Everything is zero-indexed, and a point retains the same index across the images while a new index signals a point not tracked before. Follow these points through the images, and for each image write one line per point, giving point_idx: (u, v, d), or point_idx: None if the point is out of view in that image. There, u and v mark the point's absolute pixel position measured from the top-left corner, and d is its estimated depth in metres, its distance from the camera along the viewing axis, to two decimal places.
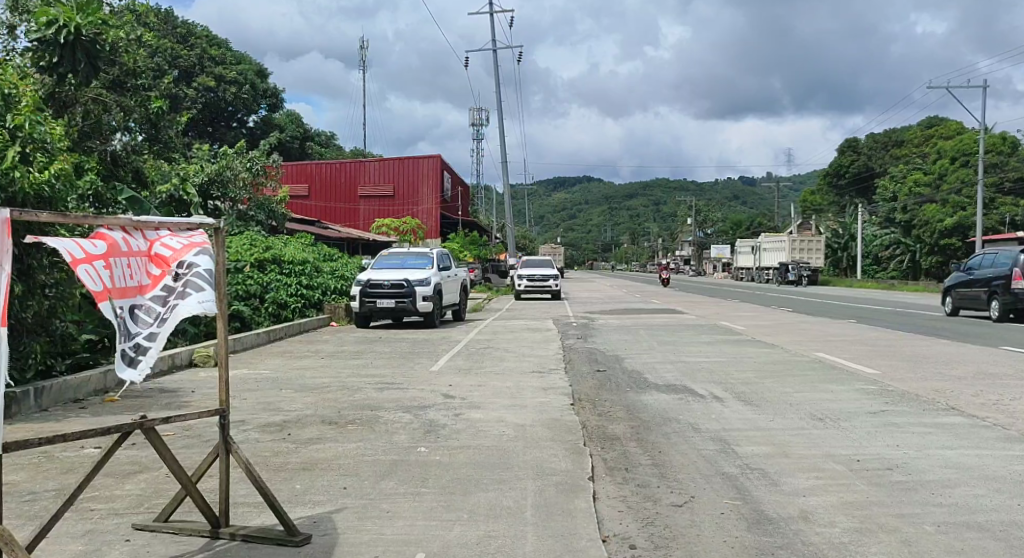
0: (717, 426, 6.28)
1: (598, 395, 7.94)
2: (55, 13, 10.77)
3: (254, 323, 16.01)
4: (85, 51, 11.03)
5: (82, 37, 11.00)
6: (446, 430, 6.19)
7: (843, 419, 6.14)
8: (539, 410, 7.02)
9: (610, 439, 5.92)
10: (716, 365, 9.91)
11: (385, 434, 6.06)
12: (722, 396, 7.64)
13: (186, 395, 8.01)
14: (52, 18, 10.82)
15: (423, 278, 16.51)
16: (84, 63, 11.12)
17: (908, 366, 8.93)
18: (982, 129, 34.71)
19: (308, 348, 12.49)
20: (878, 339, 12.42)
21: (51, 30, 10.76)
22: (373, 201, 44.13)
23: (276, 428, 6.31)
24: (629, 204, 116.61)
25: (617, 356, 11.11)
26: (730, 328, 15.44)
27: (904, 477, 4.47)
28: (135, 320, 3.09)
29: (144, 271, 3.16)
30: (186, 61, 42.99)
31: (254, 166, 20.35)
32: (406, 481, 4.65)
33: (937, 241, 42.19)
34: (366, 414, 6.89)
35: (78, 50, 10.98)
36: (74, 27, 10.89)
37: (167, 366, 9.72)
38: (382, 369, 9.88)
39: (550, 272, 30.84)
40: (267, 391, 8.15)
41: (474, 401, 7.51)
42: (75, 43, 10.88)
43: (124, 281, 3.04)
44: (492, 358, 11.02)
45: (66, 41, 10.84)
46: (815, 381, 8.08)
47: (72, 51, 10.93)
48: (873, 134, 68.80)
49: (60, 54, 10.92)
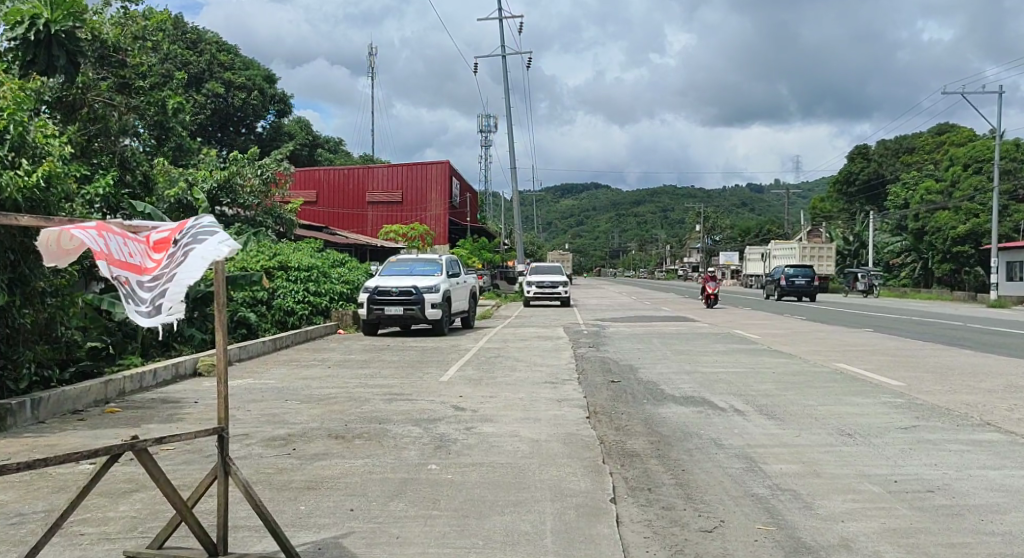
0: (741, 441, 5.97)
1: (614, 407, 7.65)
2: (25, 9, 8.98)
3: (260, 330, 15.86)
4: (62, 48, 9.18)
5: (58, 33, 9.18)
6: (457, 445, 5.91)
7: (874, 435, 5.79)
8: (554, 424, 6.74)
9: (629, 456, 5.64)
10: (734, 376, 9.58)
11: (393, 450, 5.80)
12: (744, 409, 7.33)
13: (189, 406, 7.79)
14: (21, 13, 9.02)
15: (432, 285, 16.24)
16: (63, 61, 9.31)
17: (935, 377, 8.59)
18: (997, 136, 34.28)
19: (315, 356, 12.26)
20: (899, 349, 12.07)
21: (20, 27, 8.97)
22: (381, 207, 44.06)
23: (281, 442, 6.06)
24: (637, 211, 116.32)
25: (631, 366, 10.81)
26: (745, 336, 15.10)
27: (948, 500, 4.10)
28: (145, 288, 3.02)
29: (146, 254, 3.11)
30: (196, 67, 43.06)
31: (263, 172, 20.26)
32: (417, 503, 4.39)
33: (950, 248, 41.75)
34: (374, 428, 6.63)
35: (53, 48, 9.15)
36: (48, 22, 9.10)
37: (171, 375, 9.50)
38: (389, 379, 9.62)
39: (559, 278, 30.56)
40: (272, 402, 7.91)
41: (486, 414, 7.23)
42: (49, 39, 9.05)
43: (124, 254, 3.03)
44: (503, 367, 10.76)
45: (37, 39, 9.04)
46: (838, 394, 7.76)
47: (47, 49, 9.14)
48: (884, 140, 68.29)
49: (33, 52, 9.15)
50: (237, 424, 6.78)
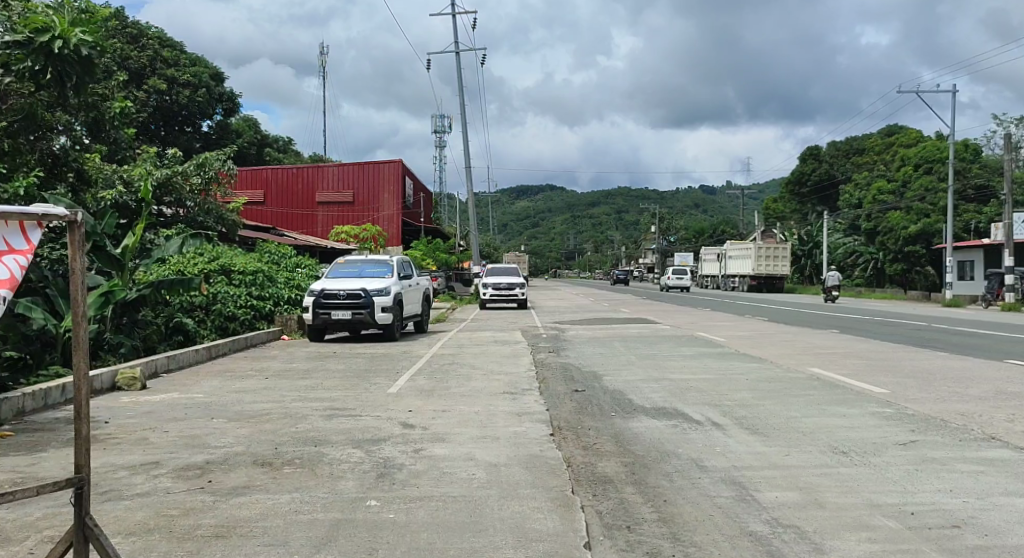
0: (726, 462, 5.39)
1: (580, 422, 6.92)
2: (45, 22, 9.05)
3: (199, 336, 14.69)
4: (75, 69, 9.28)
5: (72, 52, 9.22)
6: (403, 474, 5.08)
7: (872, 454, 5.42)
8: (514, 444, 5.96)
9: (602, 482, 4.92)
10: (706, 382, 9.05)
11: (328, 481, 4.92)
12: (723, 423, 6.75)
13: (97, 426, 6.65)
14: (42, 25, 9.08)
15: (382, 287, 15.31)
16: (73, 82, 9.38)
17: (920, 385, 8.26)
18: (951, 139, 35.32)
19: (254, 365, 11.23)
20: (870, 351, 11.84)
21: (40, 37, 9.05)
22: (332, 207, 42.70)
23: (195, 472, 5.06)
24: (593, 213, 116.90)
25: (595, 373, 10.12)
26: (710, 338, 14.71)
27: (980, 540, 3.57)
28: None
29: None
30: (137, 62, 41.00)
31: (207, 169, 18.53)
32: (351, 555, 3.56)
33: (902, 248, 42.86)
34: (309, 452, 5.73)
35: (66, 66, 9.22)
36: (60, 37, 9.09)
37: (85, 392, 8.20)
38: (333, 392, 8.67)
39: (516, 280, 29.90)
40: (192, 420, 6.89)
41: (439, 432, 6.41)
42: (65, 57, 9.14)
43: None
44: (457, 376, 9.93)
45: (54, 54, 9.08)
46: (824, 405, 7.36)
47: (59, 65, 9.19)
48: (834, 142, 70.06)
49: (40, 63, 9.14)
50: (146, 448, 5.74)
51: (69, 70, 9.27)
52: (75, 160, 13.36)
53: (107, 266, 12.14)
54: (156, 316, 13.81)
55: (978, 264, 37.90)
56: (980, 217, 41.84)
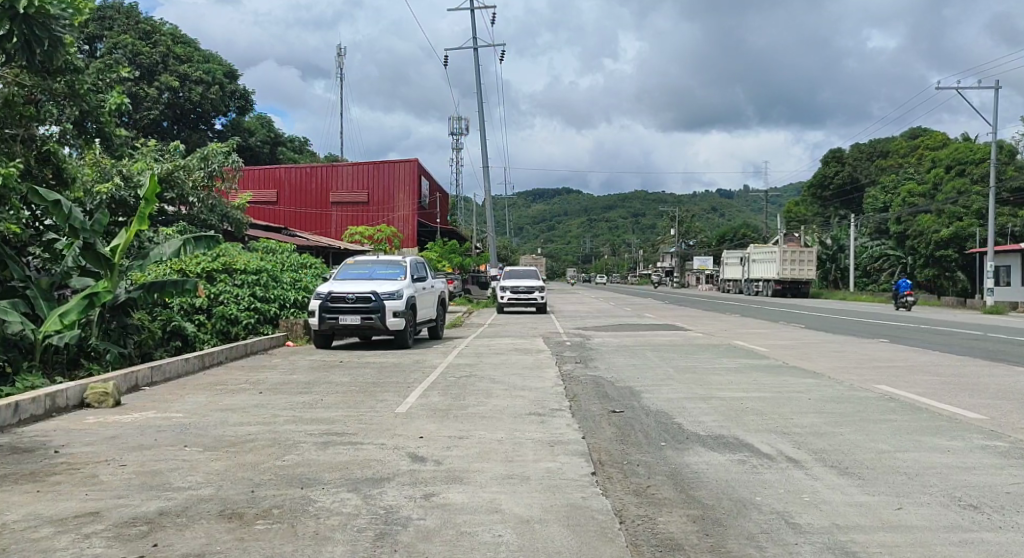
0: (827, 520, 4.17)
1: (626, 456, 5.70)
2: None
3: (199, 342, 13.73)
4: (48, 35, 7.45)
5: (40, 11, 7.33)
6: (409, 535, 3.89)
7: (1015, 511, 4.18)
8: (548, 488, 4.79)
9: (671, 550, 3.71)
10: (763, 403, 7.81)
11: (312, 545, 3.74)
12: (802, 458, 5.54)
13: (48, 456, 5.46)
14: None
15: (394, 290, 14.16)
16: (40, 50, 7.52)
17: (1018, 410, 7.04)
18: (993, 141, 33.80)
19: (248, 377, 10.11)
20: (938, 365, 10.50)
21: None
22: (346, 207, 41.77)
23: (140, 530, 3.88)
24: (609, 216, 115.60)
25: (632, 390, 8.85)
26: (749, 348, 13.40)
27: None
28: None
29: None
30: (149, 58, 40.24)
31: (210, 163, 17.42)
32: None
33: (934, 251, 41.28)
34: (292, 498, 4.55)
35: (35, 29, 7.35)
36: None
37: (43, 411, 6.91)
38: (331, 412, 7.52)
39: (535, 283, 28.70)
40: (158, 449, 5.74)
41: (455, 469, 5.24)
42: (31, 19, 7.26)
43: None
44: (475, 392, 8.75)
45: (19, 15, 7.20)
46: (917, 434, 6.14)
47: (26, 31, 7.31)
48: (858, 144, 68.45)
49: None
50: (92, 491, 4.58)
51: (38, 34, 7.41)
52: (59, 155, 11.67)
53: (94, 266, 10.93)
54: (154, 320, 12.96)
55: (1015, 269, 36.28)
56: (1016, 220, 40.33)
